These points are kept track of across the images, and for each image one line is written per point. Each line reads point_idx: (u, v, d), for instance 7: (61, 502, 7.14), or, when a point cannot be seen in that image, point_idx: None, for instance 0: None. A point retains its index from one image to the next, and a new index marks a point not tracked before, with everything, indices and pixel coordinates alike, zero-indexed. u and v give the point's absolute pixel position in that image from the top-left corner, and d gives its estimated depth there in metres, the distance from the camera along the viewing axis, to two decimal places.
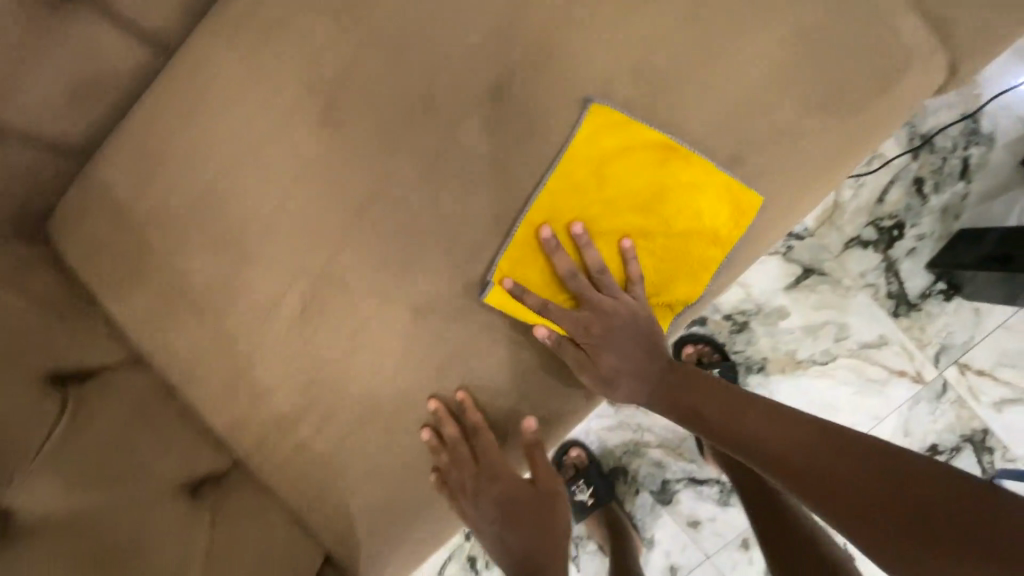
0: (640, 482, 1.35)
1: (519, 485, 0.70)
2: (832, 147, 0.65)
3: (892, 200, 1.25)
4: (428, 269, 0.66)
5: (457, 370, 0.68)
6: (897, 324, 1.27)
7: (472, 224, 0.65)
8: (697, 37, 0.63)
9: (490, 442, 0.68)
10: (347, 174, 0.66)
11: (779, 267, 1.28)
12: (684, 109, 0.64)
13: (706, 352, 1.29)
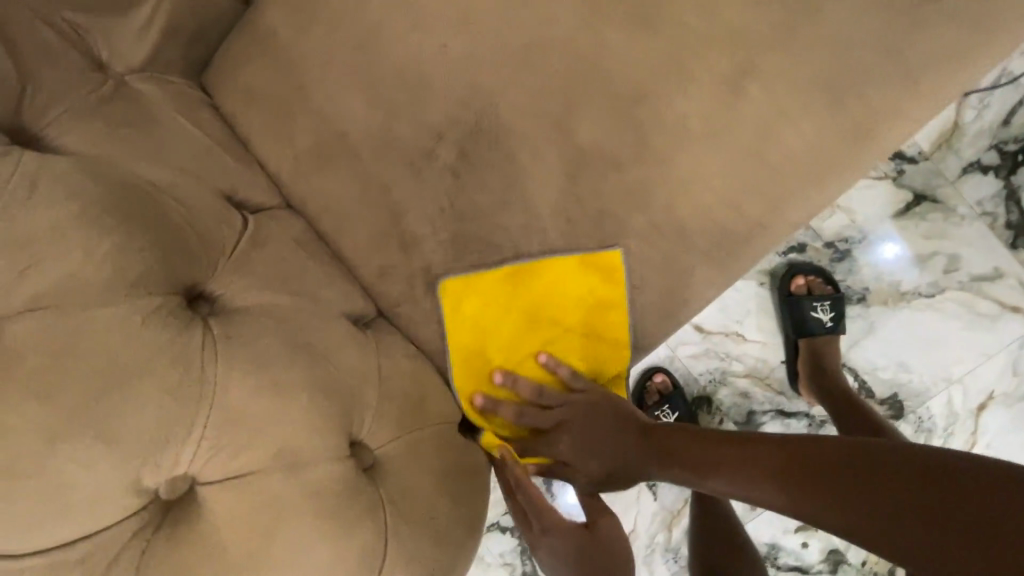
0: (724, 412, 1.29)
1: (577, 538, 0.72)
2: None
3: (1019, 122, 1.18)
4: (585, 116, 0.64)
5: (606, 228, 0.66)
6: (1017, 256, 1.21)
7: (637, 67, 0.62)
8: None
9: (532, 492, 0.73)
10: (507, 13, 0.63)
11: (888, 193, 1.23)
12: None
13: (817, 284, 1.24)
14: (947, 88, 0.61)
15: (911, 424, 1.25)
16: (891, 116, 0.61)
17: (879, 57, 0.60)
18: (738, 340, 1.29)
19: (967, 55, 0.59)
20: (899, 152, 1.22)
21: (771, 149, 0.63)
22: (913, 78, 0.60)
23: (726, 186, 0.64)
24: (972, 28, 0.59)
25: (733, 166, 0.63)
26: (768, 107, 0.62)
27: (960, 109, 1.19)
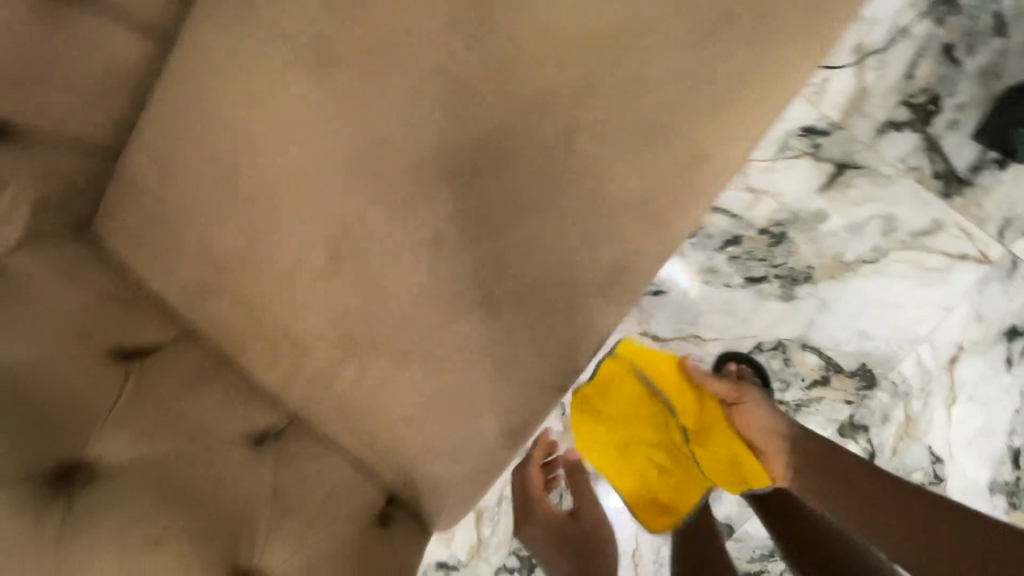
0: None
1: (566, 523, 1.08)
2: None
3: (923, 73, 1.17)
4: (436, 202, 0.70)
5: (480, 300, 0.72)
6: (952, 205, 1.19)
7: (474, 147, 0.68)
8: None
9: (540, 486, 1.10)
10: (347, 123, 0.68)
11: (810, 169, 1.22)
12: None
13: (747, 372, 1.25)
14: (748, 113, 0.68)
15: (886, 390, 1.26)
16: (715, 138, 0.69)
17: (694, 85, 0.66)
18: (697, 341, 1.30)
19: (760, 76, 0.66)
20: (812, 127, 1.21)
21: (615, 186, 0.70)
22: (727, 97, 0.66)
23: (583, 228, 0.71)
24: (771, 43, 0.65)
25: (586, 211, 0.70)
26: (607, 150, 0.68)
27: (861, 73, 1.18)
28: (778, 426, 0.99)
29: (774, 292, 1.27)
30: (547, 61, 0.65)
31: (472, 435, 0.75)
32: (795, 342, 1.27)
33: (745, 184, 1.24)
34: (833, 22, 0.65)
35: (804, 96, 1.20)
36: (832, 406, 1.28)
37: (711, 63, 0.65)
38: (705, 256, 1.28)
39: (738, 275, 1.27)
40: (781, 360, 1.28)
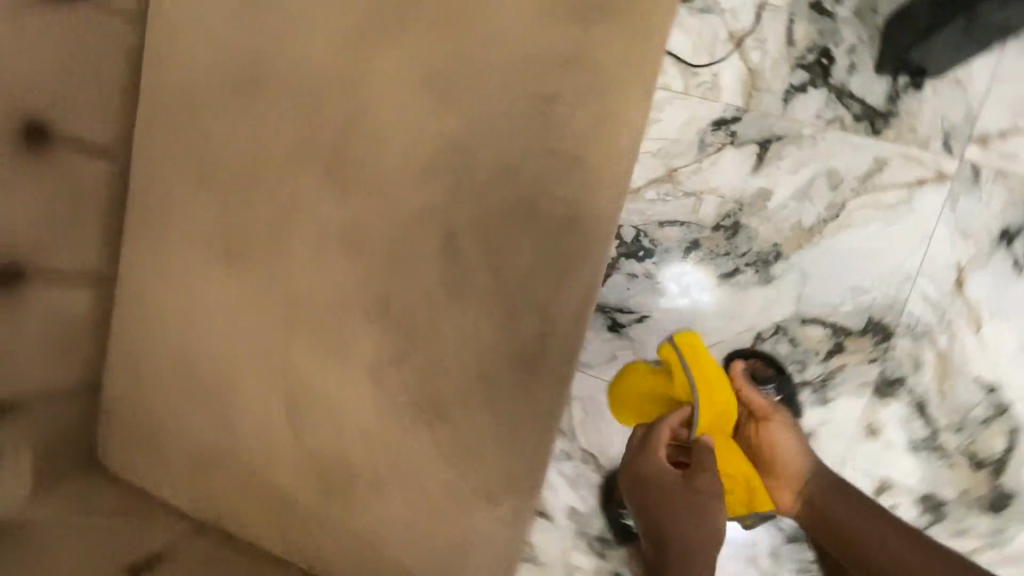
0: None
1: (656, 482, 0.89)
2: (620, 53, 0.70)
3: (802, 35, 1.21)
4: (361, 345, 0.79)
5: (425, 416, 0.78)
6: (886, 138, 1.18)
7: (374, 289, 0.77)
8: (458, 44, 0.72)
9: (645, 465, 0.91)
10: (269, 308, 0.81)
11: (735, 157, 1.25)
12: (478, 97, 0.72)
13: (760, 367, 1.23)
14: (601, 169, 0.72)
15: (905, 335, 1.20)
16: (589, 193, 0.72)
17: (547, 158, 0.72)
18: None
19: (597, 135, 0.71)
20: (722, 119, 1.25)
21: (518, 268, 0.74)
22: (581, 156, 0.72)
23: (502, 315, 0.75)
24: (600, 99, 0.71)
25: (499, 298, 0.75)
26: (494, 241, 0.74)
27: (744, 57, 1.23)
28: (805, 461, 1.07)
29: (752, 279, 1.25)
30: (406, 197, 0.75)
31: (462, 541, 0.81)
32: (794, 319, 1.24)
33: (682, 191, 1.27)
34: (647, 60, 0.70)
35: (702, 96, 1.25)
36: (857, 369, 1.22)
37: (547, 142, 0.72)
38: (673, 269, 1.29)
39: (711, 275, 1.27)
40: (788, 342, 1.24)
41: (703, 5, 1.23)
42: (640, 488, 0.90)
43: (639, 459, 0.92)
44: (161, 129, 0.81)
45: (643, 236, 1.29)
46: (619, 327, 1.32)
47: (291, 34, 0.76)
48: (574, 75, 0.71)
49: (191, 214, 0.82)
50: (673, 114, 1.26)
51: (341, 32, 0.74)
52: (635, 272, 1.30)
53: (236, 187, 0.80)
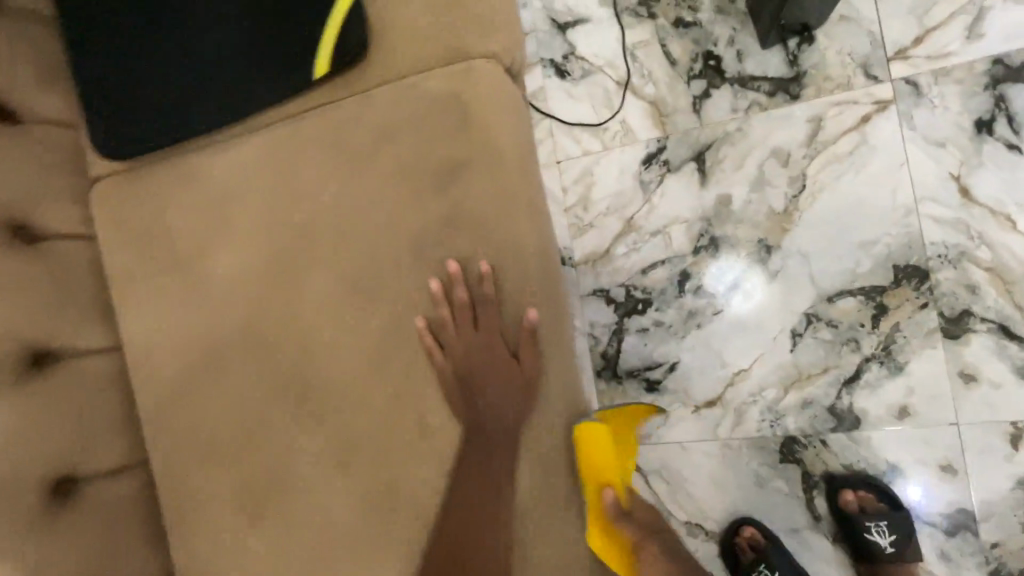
0: (816, 432, 1.16)
1: (470, 336, 0.76)
2: (493, 193, 0.74)
3: (681, 51, 1.24)
4: (392, 544, 0.78)
5: None
6: (809, 97, 1.15)
7: (382, 487, 0.78)
8: (357, 245, 0.77)
9: (466, 316, 0.76)
10: (293, 551, 0.81)
11: (679, 181, 1.24)
12: (393, 282, 0.77)
13: (867, 497, 1.11)
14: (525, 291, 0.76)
15: (943, 266, 1.08)
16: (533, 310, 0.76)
17: (483, 299, 0.75)
18: (743, 374, 1.20)
19: (506, 266, 0.75)
20: (649, 155, 1.26)
21: (467, 320, 0.76)
22: (510, 280, 0.76)
23: (476, 365, 0.76)
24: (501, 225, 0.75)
25: (464, 353, 0.76)
26: (469, 392, 0.76)
27: (640, 95, 1.26)
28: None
29: (757, 283, 1.19)
30: (376, 391, 0.78)
31: None
32: (821, 302, 1.15)
33: (647, 234, 1.27)
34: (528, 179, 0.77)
35: (621, 144, 1.28)
36: (914, 322, 1.10)
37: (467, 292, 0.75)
38: (677, 308, 1.25)
39: (716, 297, 1.22)
40: (829, 327, 1.15)
41: (582, 70, 1.31)
42: (490, 363, 0.76)
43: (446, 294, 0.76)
44: (157, 425, 0.85)
45: (633, 289, 1.28)
46: (656, 385, 1.26)
47: (226, 300, 0.82)
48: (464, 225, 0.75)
49: (199, 494, 0.84)
50: (605, 172, 1.30)
51: (263, 278, 0.80)
52: (643, 326, 1.27)
53: (230, 451, 0.83)
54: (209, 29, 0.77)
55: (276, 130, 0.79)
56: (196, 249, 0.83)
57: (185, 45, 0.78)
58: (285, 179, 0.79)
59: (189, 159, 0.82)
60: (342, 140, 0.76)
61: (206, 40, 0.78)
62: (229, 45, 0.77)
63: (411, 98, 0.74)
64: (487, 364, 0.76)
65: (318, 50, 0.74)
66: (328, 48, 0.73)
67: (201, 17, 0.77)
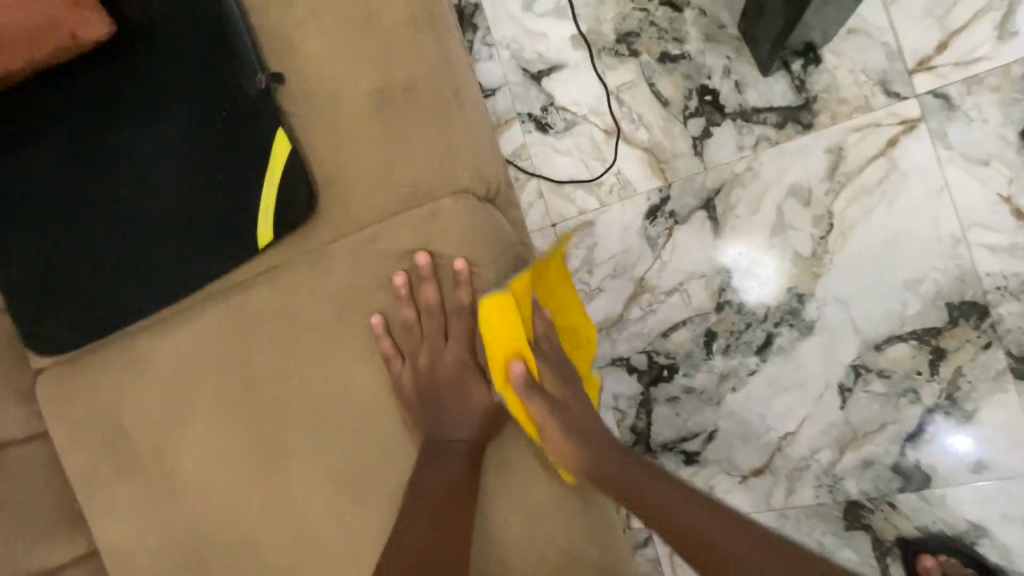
0: (882, 493, 1.04)
1: (434, 353, 0.68)
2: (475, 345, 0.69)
3: (672, 89, 1.11)
4: None
5: None
6: (825, 125, 1.02)
7: None
8: (344, 419, 0.67)
9: (432, 324, 0.67)
10: None
11: (689, 232, 1.11)
12: (388, 453, 0.67)
13: (952, 563, 0.98)
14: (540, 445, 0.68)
15: (1003, 299, 0.96)
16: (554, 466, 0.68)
17: (500, 458, 0.68)
18: (790, 437, 1.09)
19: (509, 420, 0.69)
20: (652, 208, 1.14)
21: (435, 331, 0.68)
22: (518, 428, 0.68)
23: (441, 386, 0.68)
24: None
25: (429, 368, 0.68)
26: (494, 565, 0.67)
27: (633, 142, 1.14)
28: None
29: (794, 336, 1.07)
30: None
31: None
32: (868, 351, 1.03)
33: (662, 294, 1.14)
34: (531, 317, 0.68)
35: (620, 198, 1.15)
36: (979, 364, 0.98)
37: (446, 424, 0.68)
38: (707, 371, 1.13)
39: (748, 356, 1.10)
40: (881, 378, 1.03)
41: (565, 121, 1.18)
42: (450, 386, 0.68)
43: (408, 294, 0.66)
44: None
45: (656, 354, 1.15)
46: (695, 457, 1.14)
47: (199, 495, 0.71)
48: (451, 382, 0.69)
49: None
50: (606, 231, 1.17)
51: (240, 467, 0.69)
52: (673, 394, 1.15)
53: None
54: (142, 197, 0.68)
55: (233, 299, 0.68)
56: (157, 444, 0.71)
57: (115, 218, 0.69)
58: (248, 355, 0.68)
59: (137, 342, 0.72)
60: (308, 304, 0.66)
61: (140, 211, 0.68)
62: (167, 214, 0.68)
63: (380, 249, 0.65)
64: (450, 390, 0.68)
65: (258, 220, 0.66)
66: (269, 216, 0.66)
67: (131, 186, 0.68)
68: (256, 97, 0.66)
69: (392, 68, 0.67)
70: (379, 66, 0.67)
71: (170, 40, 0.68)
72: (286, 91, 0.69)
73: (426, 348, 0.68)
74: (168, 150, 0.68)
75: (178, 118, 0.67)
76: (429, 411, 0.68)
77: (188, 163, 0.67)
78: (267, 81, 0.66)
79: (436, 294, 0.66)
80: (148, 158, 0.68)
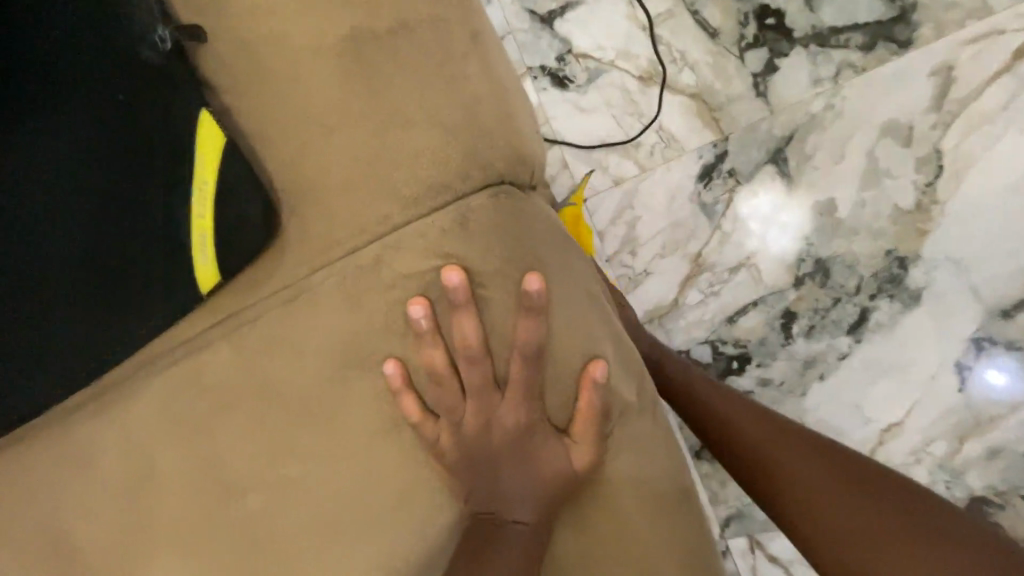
0: (1013, 486, 0.86)
1: (485, 412, 0.45)
2: (537, 402, 0.44)
3: (721, 16, 0.90)
4: None
5: None
6: (927, 40, 0.82)
7: None
8: (343, 512, 0.47)
9: (478, 371, 0.44)
10: None
11: (755, 192, 0.90)
12: (406, 557, 0.46)
13: None
14: (633, 527, 0.46)
15: None
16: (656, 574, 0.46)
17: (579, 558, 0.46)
18: (897, 429, 0.89)
19: (582, 496, 0.46)
20: (706, 167, 0.92)
21: (483, 384, 0.44)
22: (598, 508, 0.46)
23: (496, 458, 0.45)
24: (582, 449, 0.44)
25: (478, 438, 0.45)
26: None
27: (678, 87, 0.92)
28: None
29: (896, 310, 0.87)
30: None
31: None
32: (994, 320, 0.84)
33: (725, 271, 0.93)
34: (618, 366, 0.45)
35: (665, 159, 0.94)
36: None
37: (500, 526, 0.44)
38: (788, 359, 0.92)
39: (839, 337, 0.90)
40: (1011, 352, 0.84)
41: (588, 70, 0.95)
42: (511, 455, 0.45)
43: (434, 325, 0.44)
44: None
45: (722, 345, 0.94)
46: None
47: None
48: (504, 457, 0.45)
49: None
50: (651, 203, 0.95)
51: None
52: (747, 389, 0.94)
53: None
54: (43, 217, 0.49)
55: (185, 364, 0.49)
56: (108, 564, 0.52)
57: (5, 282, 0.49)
58: (214, 440, 0.48)
59: (67, 431, 0.53)
60: (294, 365, 0.47)
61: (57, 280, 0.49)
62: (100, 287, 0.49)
63: (381, 280, 0.45)
64: (510, 463, 0.45)
65: (194, 256, 0.47)
66: (208, 245, 0.47)
67: (39, 247, 0.49)
68: (175, 60, 0.49)
69: (373, 20, 0.46)
70: (355, 17, 0.46)
71: (98, 51, 0.49)
72: (231, 75, 0.50)
73: (471, 402, 0.45)
74: (71, 155, 0.49)
75: (80, 109, 0.49)
76: (479, 488, 0.45)
77: (101, 191, 0.49)
78: (173, 36, 0.48)
79: (479, 329, 0.44)
80: (47, 199, 0.49)
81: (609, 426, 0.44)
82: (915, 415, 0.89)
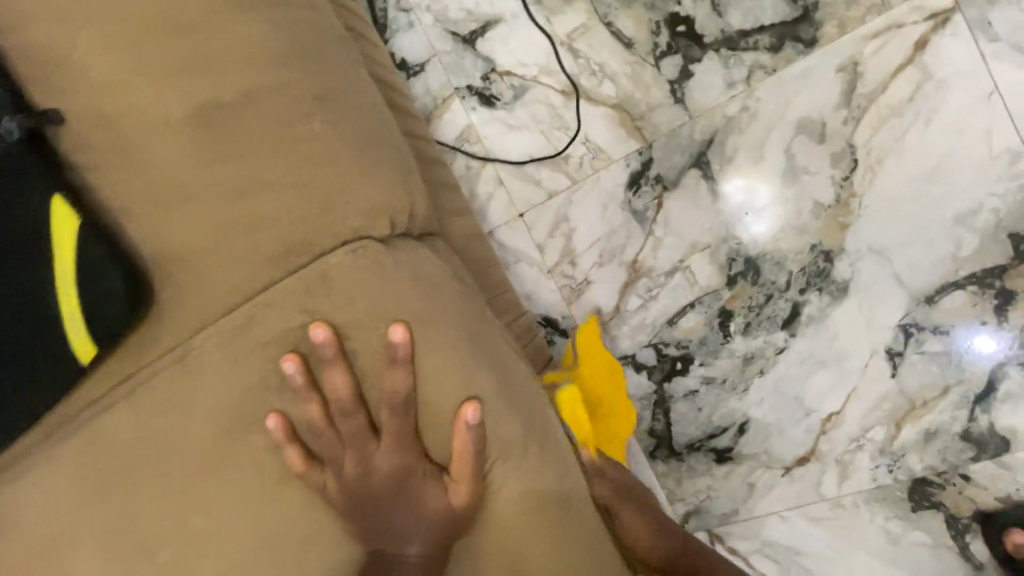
0: (951, 465, 0.88)
1: (366, 454, 0.49)
2: (411, 438, 0.49)
3: (635, 25, 0.91)
4: None
5: None
6: (831, 37, 0.84)
7: None
8: (250, 553, 0.49)
9: (352, 416, 0.49)
10: None
11: (684, 196, 0.92)
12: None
13: None
14: (524, 546, 0.48)
15: None
16: None
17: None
18: (839, 419, 0.91)
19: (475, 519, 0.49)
20: (634, 175, 0.93)
21: (361, 426, 0.49)
22: (492, 531, 0.49)
23: (381, 500, 0.49)
24: (463, 483, 0.48)
25: (364, 478, 0.49)
26: None
27: (601, 97, 0.93)
28: None
29: (825, 302, 0.89)
30: None
31: None
32: (919, 307, 0.86)
33: (661, 276, 0.94)
34: (496, 400, 0.50)
35: (594, 169, 0.95)
36: None
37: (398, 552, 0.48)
38: (728, 357, 0.93)
39: (774, 332, 0.91)
40: (939, 336, 0.86)
41: (512, 87, 0.96)
42: (393, 493, 0.49)
43: (309, 376, 0.49)
44: None
45: (665, 347, 0.94)
46: (727, 455, 0.94)
47: None
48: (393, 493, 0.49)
49: None
50: (584, 213, 0.96)
51: None
52: (692, 388, 0.94)
53: None
54: None
55: (90, 425, 0.52)
56: None
57: None
58: (124, 496, 0.51)
59: None
60: (196, 420, 0.50)
61: None
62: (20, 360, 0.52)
63: (277, 335, 0.50)
64: (393, 501, 0.49)
65: (66, 329, 0.51)
66: (76, 320, 0.51)
67: None
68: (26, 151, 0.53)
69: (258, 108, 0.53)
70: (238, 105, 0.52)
71: None
72: (124, 151, 0.53)
73: (353, 446, 0.49)
74: None
75: None
76: (371, 526, 0.49)
77: None
78: (20, 125, 0.52)
79: (349, 376, 0.49)
80: None
81: (486, 464, 0.48)
82: (854, 403, 0.90)
